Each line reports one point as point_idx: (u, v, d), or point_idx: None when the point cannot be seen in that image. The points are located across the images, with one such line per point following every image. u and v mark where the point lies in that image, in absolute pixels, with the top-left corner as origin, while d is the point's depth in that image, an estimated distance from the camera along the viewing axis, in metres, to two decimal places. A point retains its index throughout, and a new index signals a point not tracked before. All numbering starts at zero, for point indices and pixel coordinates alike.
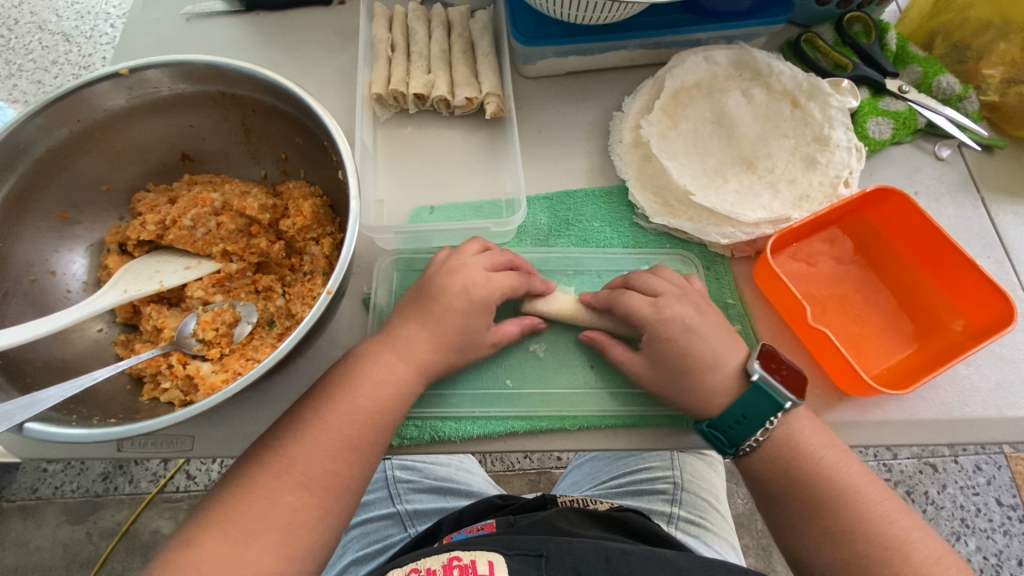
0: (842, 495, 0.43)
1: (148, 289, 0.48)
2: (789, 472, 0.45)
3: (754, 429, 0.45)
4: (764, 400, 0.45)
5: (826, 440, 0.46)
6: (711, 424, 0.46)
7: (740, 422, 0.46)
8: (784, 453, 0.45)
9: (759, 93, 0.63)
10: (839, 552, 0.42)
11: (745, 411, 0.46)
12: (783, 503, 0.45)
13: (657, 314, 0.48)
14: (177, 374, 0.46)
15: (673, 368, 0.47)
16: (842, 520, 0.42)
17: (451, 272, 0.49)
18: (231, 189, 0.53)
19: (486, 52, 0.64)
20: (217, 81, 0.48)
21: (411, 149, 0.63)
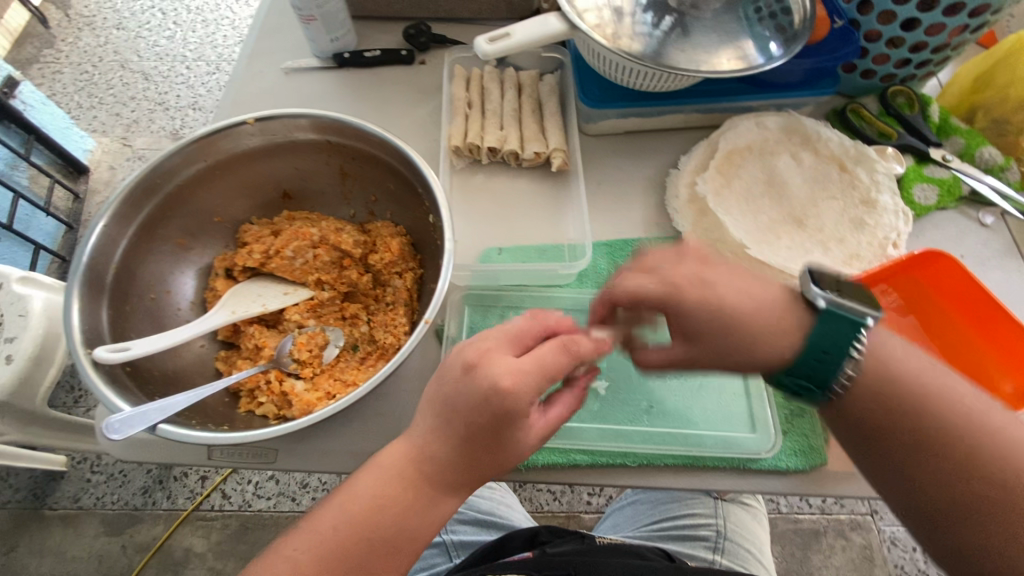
0: (976, 436, 0.36)
1: (252, 311, 0.53)
2: (890, 404, 0.38)
3: (843, 360, 0.39)
4: (841, 322, 0.39)
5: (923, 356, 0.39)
6: (789, 370, 0.41)
7: (823, 357, 0.39)
8: (880, 391, 0.38)
9: (808, 157, 0.68)
10: (990, 510, 0.34)
11: (827, 345, 0.39)
12: (898, 454, 0.38)
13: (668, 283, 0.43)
14: (274, 391, 0.50)
15: (718, 325, 0.41)
16: (979, 464, 0.35)
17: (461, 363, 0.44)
18: (327, 225, 0.58)
19: (553, 111, 0.71)
20: (327, 132, 0.55)
21: (482, 196, 0.68)
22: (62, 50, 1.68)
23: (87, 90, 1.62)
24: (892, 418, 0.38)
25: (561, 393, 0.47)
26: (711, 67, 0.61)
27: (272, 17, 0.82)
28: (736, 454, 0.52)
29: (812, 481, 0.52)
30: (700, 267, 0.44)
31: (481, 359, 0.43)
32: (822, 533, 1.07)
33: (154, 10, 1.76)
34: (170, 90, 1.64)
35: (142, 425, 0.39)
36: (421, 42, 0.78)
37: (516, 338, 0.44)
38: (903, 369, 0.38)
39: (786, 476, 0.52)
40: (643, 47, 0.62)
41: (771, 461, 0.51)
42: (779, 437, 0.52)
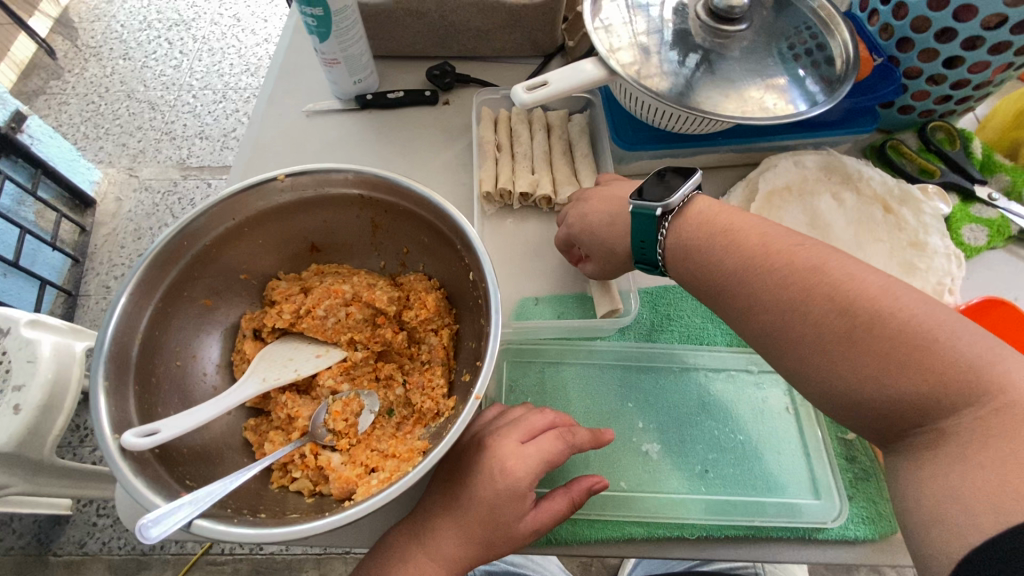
0: (807, 265, 0.40)
1: (285, 378, 0.50)
2: (715, 254, 0.44)
3: (655, 247, 0.49)
4: (644, 219, 0.48)
5: (753, 226, 0.44)
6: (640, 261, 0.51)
7: (643, 246, 0.50)
8: (700, 228, 0.46)
9: (851, 196, 0.66)
10: (840, 342, 0.36)
11: (641, 237, 0.49)
12: (743, 293, 0.42)
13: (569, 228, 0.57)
14: (309, 465, 0.47)
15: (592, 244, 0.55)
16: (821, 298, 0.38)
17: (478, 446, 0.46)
18: (359, 280, 0.56)
19: (584, 153, 0.69)
20: (360, 186, 0.53)
21: (514, 243, 0.66)
22: (67, 81, 1.67)
23: (93, 121, 1.61)
24: (723, 236, 0.45)
25: (557, 491, 0.46)
26: (752, 110, 0.59)
27: (290, 58, 0.80)
28: (802, 523, 0.48)
29: (882, 550, 0.49)
30: (580, 205, 0.57)
31: (494, 447, 0.45)
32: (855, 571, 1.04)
33: (160, 40, 1.76)
34: (176, 120, 1.62)
35: (176, 522, 0.36)
36: (445, 82, 0.76)
37: (530, 428, 0.46)
38: (720, 216, 0.46)
39: (855, 545, 0.49)
40: (669, 85, 0.60)
41: (839, 530, 0.48)
42: (845, 503, 0.49)
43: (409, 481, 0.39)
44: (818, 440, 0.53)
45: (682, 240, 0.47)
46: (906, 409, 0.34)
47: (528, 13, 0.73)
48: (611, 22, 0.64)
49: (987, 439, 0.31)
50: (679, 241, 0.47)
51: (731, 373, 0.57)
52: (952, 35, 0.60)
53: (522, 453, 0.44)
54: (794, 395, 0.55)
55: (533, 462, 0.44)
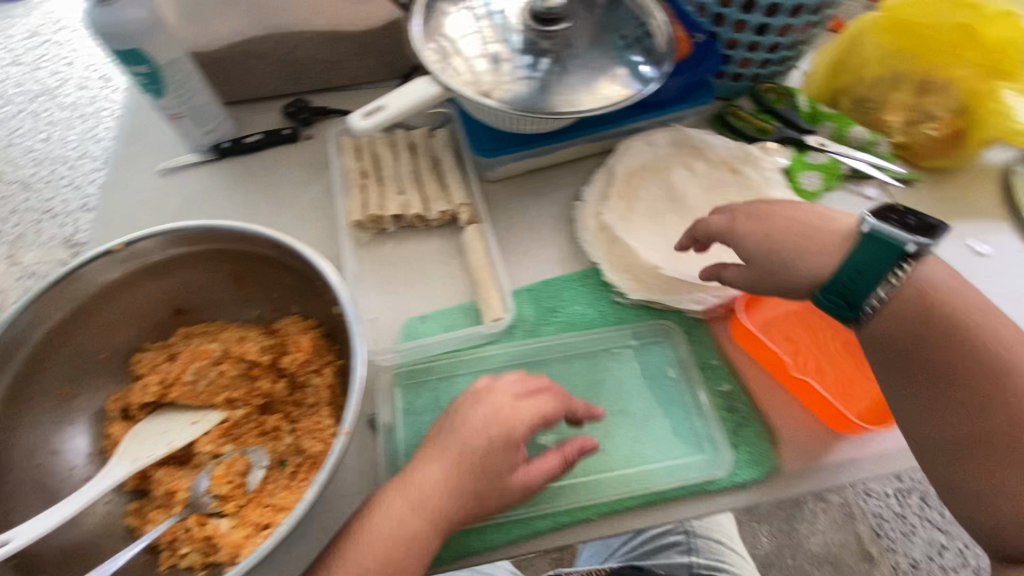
0: (977, 372, 0.46)
1: (157, 453, 0.48)
2: (926, 315, 0.49)
3: (875, 283, 0.51)
4: (881, 248, 0.51)
5: (976, 314, 0.49)
6: (826, 288, 0.52)
7: (856, 276, 0.51)
8: (921, 306, 0.49)
9: (699, 169, 0.71)
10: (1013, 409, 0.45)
11: (862, 265, 0.51)
12: (926, 387, 0.48)
13: (731, 226, 0.57)
14: (196, 538, 0.45)
15: (773, 262, 0.54)
16: (993, 404, 0.45)
17: (475, 400, 0.50)
18: (229, 335, 0.54)
19: (451, 165, 0.70)
20: (208, 240, 0.52)
21: (393, 266, 0.66)
22: None
23: None
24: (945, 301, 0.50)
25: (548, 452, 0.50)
26: (596, 101, 0.62)
27: (138, 119, 0.77)
28: (694, 479, 0.51)
29: (770, 488, 0.52)
30: (728, 216, 0.58)
31: (488, 399, 0.50)
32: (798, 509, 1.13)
33: None
34: None
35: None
36: (302, 118, 0.75)
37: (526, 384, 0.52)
38: (947, 280, 0.51)
39: (746, 489, 0.52)
40: (524, 89, 0.62)
41: (727, 478, 0.51)
42: (730, 451, 0.52)
43: (278, 538, 0.38)
44: (700, 398, 0.56)
45: (894, 296, 0.50)
46: None
47: (374, 38, 0.74)
48: (452, 34, 0.65)
49: None
50: (887, 324, 0.50)
51: (614, 352, 0.59)
52: (753, 5, 0.66)
53: (528, 412, 0.49)
54: (674, 362, 0.58)
55: (530, 419, 0.49)
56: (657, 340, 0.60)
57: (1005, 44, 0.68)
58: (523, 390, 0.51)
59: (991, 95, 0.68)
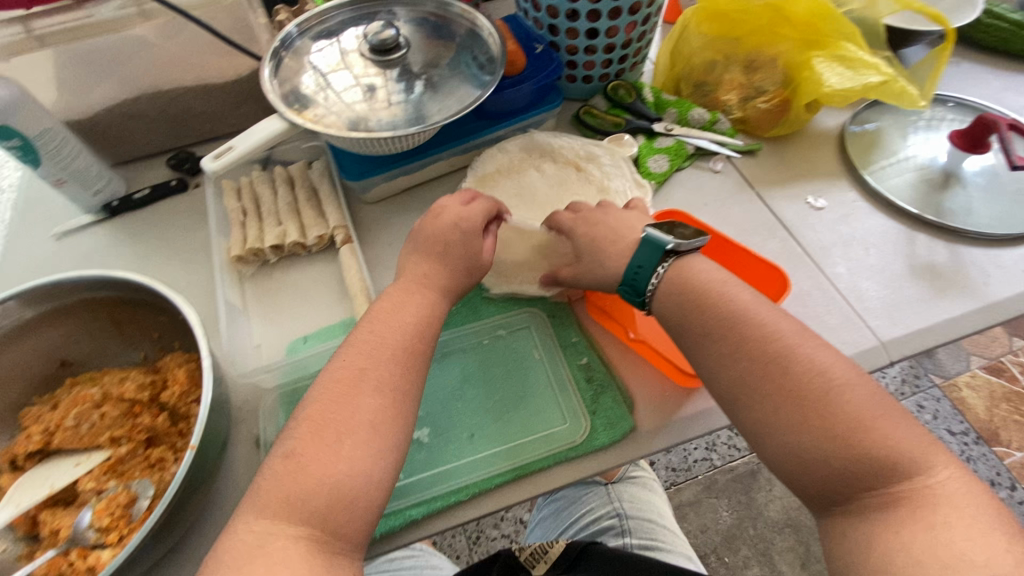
0: (726, 342, 0.48)
1: (38, 496, 0.52)
2: (682, 302, 0.52)
3: (649, 272, 0.55)
4: (649, 248, 0.55)
5: (720, 287, 0.51)
6: (622, 282, 0.57)
7: (639, 270, 0.55)
8: (677, 288, 0.53)
9: (557, 166, 0.76)
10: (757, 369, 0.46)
11: (642, 261, 0.56)
12: (703, 351, 0.50)
13: (571, 223, 0.63)
14: (79, 569, 0.48)
15: (589, 255, 0.59)
16: (744, 355, 0.47)
17: (432, 213, 0.61)
18: (110, 378, 0.58)
19: (327, 193, 0.75)
20: (76, 292, 0.55)
21: (278, 293, 0.70)
22: None
23: None
24: (694, 285, 0.52)
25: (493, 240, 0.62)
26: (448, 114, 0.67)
27: (32, 190, 0.81)
28: (556, 450, 0.55)
29: (628, 448, 0.56)
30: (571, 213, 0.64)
31: (442, 210, 0.61)
32: None
33: None
34: None
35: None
36: (187, 167, 0.80)
37: (465, 194, 0.63)
38: (695, 266, 0.54)
39: (604, 453, 0.56)
40: (400, 112, 0.67)
41: (586, 443, 0.56)
42: (588, 419, 0.57)
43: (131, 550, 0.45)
44: (562, 375, 0.61)
45: (662, 288, 0.54)
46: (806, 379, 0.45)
47: (245, 86, 0.79)
48: (321, 69, 0.70)
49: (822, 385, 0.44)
50: (662, 305, 0.53)
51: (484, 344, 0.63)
52: (577, 14, 0.74)
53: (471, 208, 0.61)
54: (540, 345, 0.63)
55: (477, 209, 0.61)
56: (525, 327, 0.65)
57: (813, 16, 0.74)
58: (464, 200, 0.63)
59: (807, 64, 0.75)
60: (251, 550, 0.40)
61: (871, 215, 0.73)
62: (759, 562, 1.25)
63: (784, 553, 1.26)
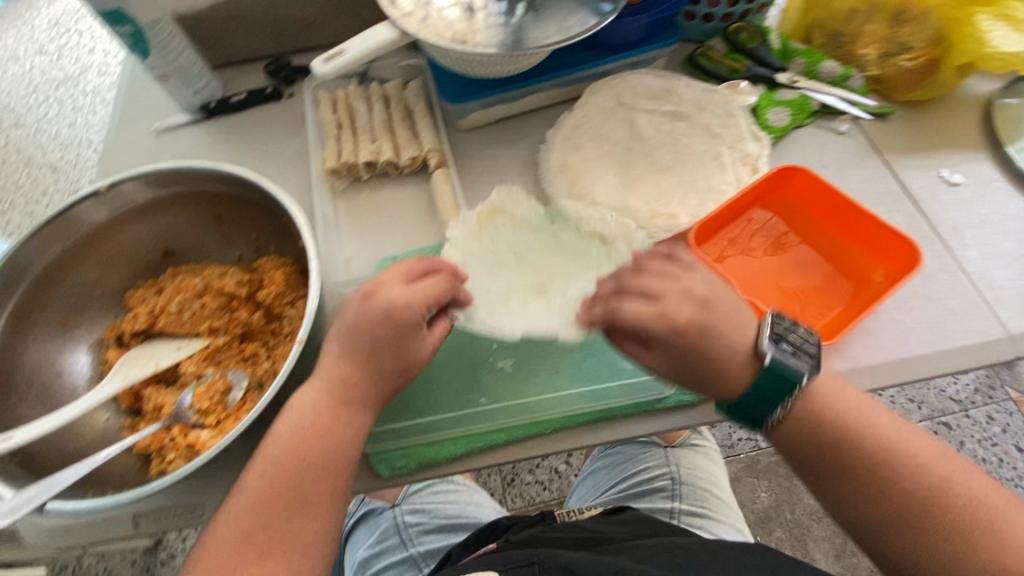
0: (872, 481, 0.45)
1: (145, 372, 0.54)
2: (821, 436, 0.47)
3: (775, 406, 0.47)
4: (778, 371, 0.47)
5: (859, 415, 0.47)
6: (736, 404, 0.48)
7: (757, 397, 0.48)
8: (813, 416, 0.47)
9: (666, 109, 0.70)
10: (908, 505, 0.44)
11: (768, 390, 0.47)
12: (839, 485, 0.46)
13: (672, 318, 0.48)
14: (180, 445, 0.51)
15: (693, 358, 0.48)
16: (892, 493, 0.44)
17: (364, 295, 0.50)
18: (211, 271, 0.59)
19: (422, 114, 0.73)
20: (188, 182, 0.57)
21: (368, 211, 0.69)
22: None
23: None
24: (836, 415, 0.47)
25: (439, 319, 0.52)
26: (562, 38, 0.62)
27: (133, 83, 0.82)
28: (643, 398, 0.54)
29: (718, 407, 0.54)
30: (684, 289, 0.49)
31: (378, 289, 0.50)
32: None
33: None
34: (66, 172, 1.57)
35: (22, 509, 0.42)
36: (283, 75, 0.79)
37: (409, 271, 0.51)
38: (831, 389, 0.48)
39: (692, 409, 0.54)
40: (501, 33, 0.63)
41: (676, 395, 0.54)
42: None
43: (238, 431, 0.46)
44: None
45: (794, 416, 0.47)
46: (962, 511, 0.43)
47: None
48: None
49: (974, 517, 0.43)
50: (791, 436, 0.48)
51: None
52: None
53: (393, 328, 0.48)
54: None
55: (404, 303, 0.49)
56: (617, 273, 0.62)
57: None
58: (409, 276, 0.51)
59: (968, 20, 0.68)
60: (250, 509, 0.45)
61: (1013, 199, 0.65)
62: (792, 546, 1.24)
63: (821, 542, 1.24)
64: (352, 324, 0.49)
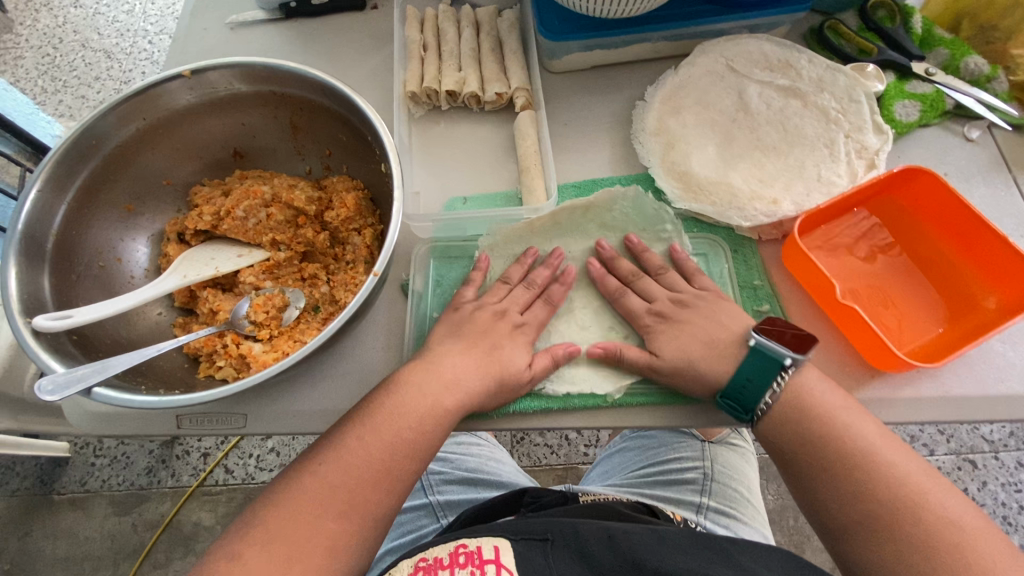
0: (845, 485, 0.41)
1: (205, 274, 0.51)
2: (794, 427, 0.44)
3: (763, 390, 0.45)
4: (764, 359, 0.46)
5: (839, 415, 0.44)
6: (724, 393, 0.46)
7: (748, 385, 0.46)
8: (787, 411, 0.45)
9: (782, 82, 0.63)
10: (886, 513, 0.40)
11: (752, 373, 0.46)
12: (814, 486, 0.43)
13: (665, 313, 0.51)
14: (231, 353, 0.49)
15: (681, 351, 0.48)
16: (866, 502, 0.40)
17: (483, 312, 0.52)
18: (280, 182, 0.56)
19: (513, 48, 0.67)
20: (272, 81, 0.52)
21: (443, 144, 0.65)
22: None
23: None
24: (813, 416, 0.44)
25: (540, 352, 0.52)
26: None
27: None
28: None
29: None
30: (680, 303, 0.52)
31: (499, 315, 0.52)
32: None
33: None
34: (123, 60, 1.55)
35: (75, 388, 0.40)
36: None
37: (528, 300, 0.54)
38: (810, 384, 0.45)
39: None
40: None
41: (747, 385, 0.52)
42: None
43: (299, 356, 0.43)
44: None
45: (777, 409, 0.45)
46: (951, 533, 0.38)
47: None
48: None
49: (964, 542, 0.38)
50: (767, 431, 0.45)
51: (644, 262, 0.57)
52: None
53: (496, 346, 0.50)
54: (714, 277, 0.56)
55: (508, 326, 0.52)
56: (702, 253, 0.57)
57: None
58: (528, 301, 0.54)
59: None
60: (310, 499, 0.42)
61: None
62: None
63: None
64: (456, 348, 0.50)
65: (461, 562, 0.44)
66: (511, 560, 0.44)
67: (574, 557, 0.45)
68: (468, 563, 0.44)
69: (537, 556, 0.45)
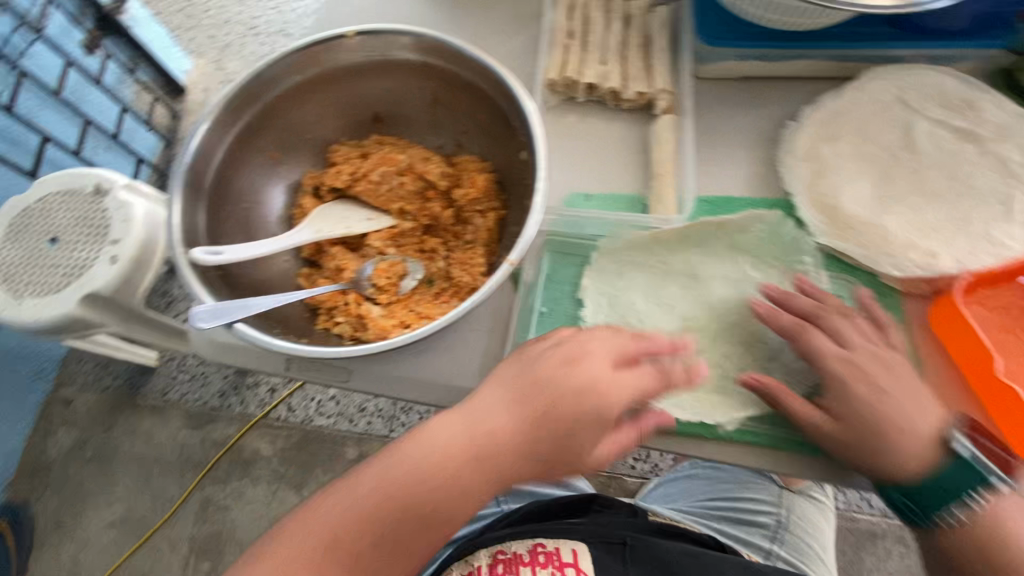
0: None
1: (337, 232, 0.54)
2: (982, 549, 0.42)
3: (953, 503, 0.43)
4: (968, 474, 0.42)
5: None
6: (904, 492, 0.43)
7: (937, 493, 0.43)
8: (979, 530, 0.43)
9: (959, 124, 0.57)
10: None
11: (949, 483, 0.43)
12: None
13: (851, 364, 0.45)
14: (351, 311, 0.51)
15: (872, 425, 0.43)
16: None
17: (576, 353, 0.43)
18: (415, 152, 0.57)
19: (662, 47, 0.63)
20: (426, 53, 0.53)
21: (572, 137, 0.63)
22: None
23: None
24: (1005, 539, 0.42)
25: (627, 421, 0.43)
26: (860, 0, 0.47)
27: None
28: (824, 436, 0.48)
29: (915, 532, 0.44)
30: (876, 359, 0.45)
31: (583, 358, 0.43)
32: (881, 537, 1.04)
33: None
34: None
35: (219, 321, 0.43)
36: None
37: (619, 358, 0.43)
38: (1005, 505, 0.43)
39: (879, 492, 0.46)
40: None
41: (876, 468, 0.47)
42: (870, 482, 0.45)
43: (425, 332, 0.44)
44: None
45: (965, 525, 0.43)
46: None
47: None
48: None
49: None
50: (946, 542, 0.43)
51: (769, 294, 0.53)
52: None
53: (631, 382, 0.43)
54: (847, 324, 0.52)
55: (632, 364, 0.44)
56: (837, 295, 0.53)
57: None
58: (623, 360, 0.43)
59: None
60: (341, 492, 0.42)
61: None
62: None
63: None
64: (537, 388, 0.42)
65: (542, 561, 0.56)
66: (590, 565, 0.56)
67: (646, 566, 0.56)
68: (549, 562, 0.55)
69: (615, 561, 0.56)
